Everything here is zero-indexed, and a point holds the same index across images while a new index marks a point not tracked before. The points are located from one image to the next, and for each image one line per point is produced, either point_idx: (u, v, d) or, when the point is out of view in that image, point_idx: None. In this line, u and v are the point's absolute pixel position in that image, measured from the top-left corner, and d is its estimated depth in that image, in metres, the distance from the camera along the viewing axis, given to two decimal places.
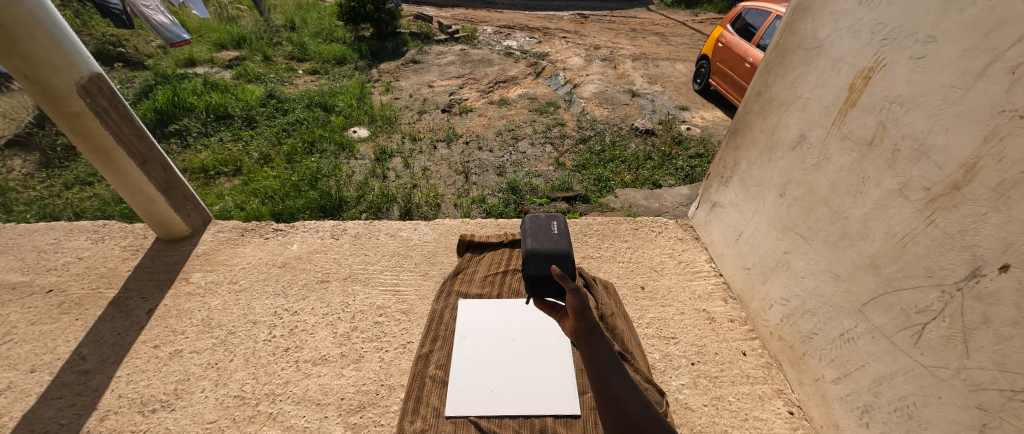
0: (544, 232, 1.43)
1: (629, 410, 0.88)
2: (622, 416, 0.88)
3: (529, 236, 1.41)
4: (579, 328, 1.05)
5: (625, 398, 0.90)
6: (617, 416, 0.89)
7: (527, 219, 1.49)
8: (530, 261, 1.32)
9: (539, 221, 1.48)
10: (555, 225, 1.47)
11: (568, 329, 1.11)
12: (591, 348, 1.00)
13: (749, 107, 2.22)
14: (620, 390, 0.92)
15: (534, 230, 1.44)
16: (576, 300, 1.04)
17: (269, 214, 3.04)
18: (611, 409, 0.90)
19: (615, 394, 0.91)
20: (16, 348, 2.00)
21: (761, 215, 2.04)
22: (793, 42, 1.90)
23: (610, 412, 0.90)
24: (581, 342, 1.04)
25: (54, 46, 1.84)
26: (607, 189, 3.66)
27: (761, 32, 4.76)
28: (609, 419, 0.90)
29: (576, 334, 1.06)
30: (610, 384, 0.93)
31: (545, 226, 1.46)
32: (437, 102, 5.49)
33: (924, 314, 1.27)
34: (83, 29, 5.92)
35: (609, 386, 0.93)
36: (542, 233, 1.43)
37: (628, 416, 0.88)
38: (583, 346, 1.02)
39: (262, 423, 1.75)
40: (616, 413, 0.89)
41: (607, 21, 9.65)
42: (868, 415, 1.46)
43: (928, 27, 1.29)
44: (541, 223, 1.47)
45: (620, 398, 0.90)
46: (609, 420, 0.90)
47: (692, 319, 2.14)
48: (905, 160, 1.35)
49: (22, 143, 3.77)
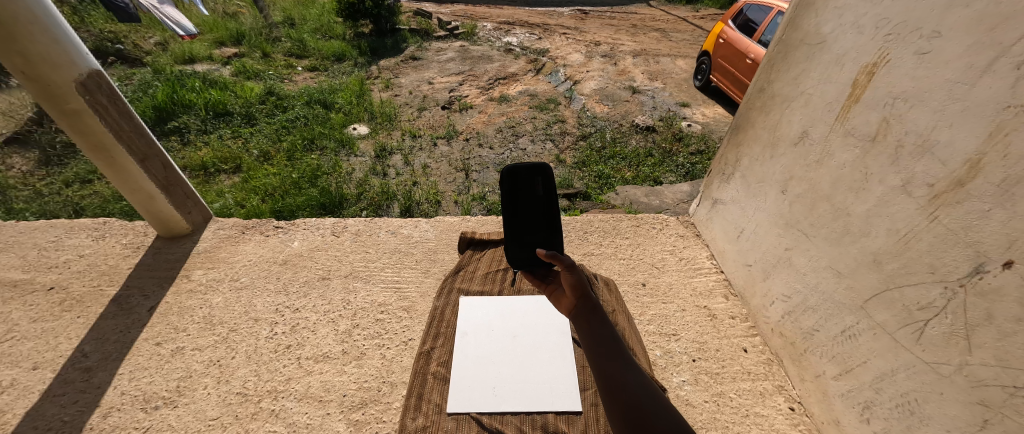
0: (527, 188, 1.30)
1: (635, 395, 0.80)
2: (628, 403, 0.79)
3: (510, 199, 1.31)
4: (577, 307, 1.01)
5: (632, 384, 0.82)
6: (625, 400, 0.80)
7: (506, 171, 1.27)
8: (512, 234, 1.33)
9: (520, 178, 1.28)
10: (539, 181, 1.29)
11: (565, 311, 1.06)
12: (590, 327, 0.94)
13: (751, 103, 2.20)
14: (626, 376, 0.83)
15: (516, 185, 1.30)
16: (573, 276, 1.04)
17: (269, 211, 3.04)
18: (617, 395, 0.81)
19: (621, 378, 0.83)
20: (18, 345, 2.00)
21: (762, 211, 2.04)
22: (796, 38, 1.89)
23: (615, 395, 0.81)
24: (581, 321, 0.97)
25: (53, 43, 1.83)
26: (607, 186, 3.65)
27: (761, 29, 4.75)
28: (612, 404, 0.81)
29: (576, 313, 1.00)
30: (616, 367, 0.85)
31: (534, 176, 1.28)
32: (437, 98, 5.48)
33: (927, 310, 1.27)
34: (81, 26, 5.87)
35: (616, 371, 0.84)
36: (523, 188, 1.30)
37: (636, 400, 0.79)
38: (582, 324, 0.96)
39: (264, 420, 1.75)
40: (623, 396, 0.80)
41: (608, 17, 9.63)
42: (869, 411, 1.47)
43: (934, 22, 1.28)
44: (522, 184, 1.29)
45: (627, 384, 0.82)
46: (613, 406, 0.81)
47: (692, 316, 2.14)
48: (909, 157, 1.34)
49: (22, 141, 3.77)
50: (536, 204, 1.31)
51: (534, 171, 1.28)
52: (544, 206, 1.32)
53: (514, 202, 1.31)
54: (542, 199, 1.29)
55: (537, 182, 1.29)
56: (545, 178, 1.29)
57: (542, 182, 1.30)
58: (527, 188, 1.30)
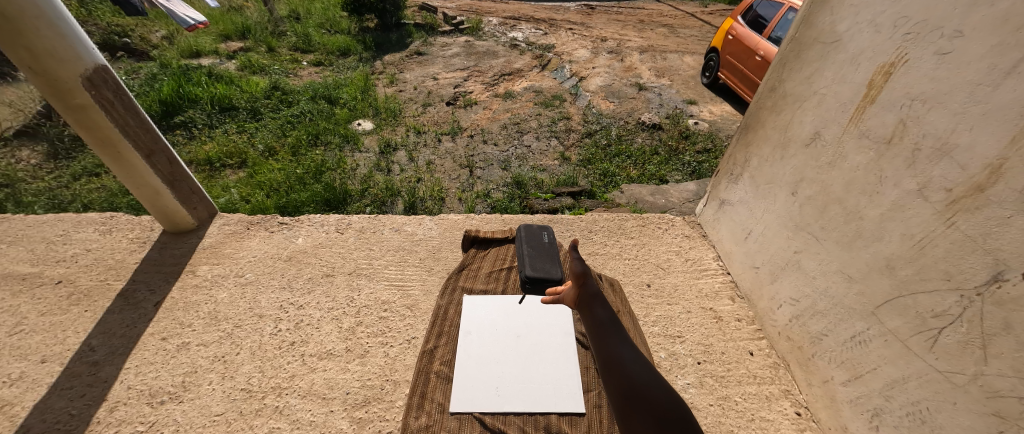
0: (535, 239, 1.93)
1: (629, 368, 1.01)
2: (625, 374, 1.00)
3: (523, 243, 1.90)
4: (582, 297, 1.24)
5: (627, 359, 1.03)
6: (623, 372, 1.01)
7: (522, 229, 1.98)
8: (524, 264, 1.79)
9: (532, 231, 1.97)
10: (545, 236, 1.95)
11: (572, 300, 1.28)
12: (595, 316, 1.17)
13: (762, 102, 2.17)
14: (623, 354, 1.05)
15: (528, 234, 1.96)
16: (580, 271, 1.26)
17: (274, 207, 3.04)
18: (616, 369, 1.03)
19: (619, 354, 1.05)
20: (26, 338, 2.02)
21: (772, 213, 2.00)
22: (810, 36, 1.85)
23: (613, 369, 1.03)
24: (585, 307, 1.22)
25: (59, 38, 1.82)
26: (612, 184, 3.61)
27: (772, 25, 4.68)
28: (613, 376, 1.03)
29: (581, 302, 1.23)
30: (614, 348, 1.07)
31: (537, 233, 1.96)
32: (442, 94, 5.45)
33: (941, 318, 1.24)
34: (88, 19, 5.88)
35: (614, 349, 1.07)
36: (532, 238, 1.93)
37: (630, 374, 1.00)
38: (587, 312, 1.20)
39: (268, 417, 1.75)
40: (620, 371, 1.02)
41: (615, 12, 9.54)
42: (878, 418, 1.44)
43: (956, 21, 1.25)
44: (534, 233, 1.95)
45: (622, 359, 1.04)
46: (613, 376, 1.03)
47: (698, 318, 2.12)
48: (926, 160, 1.31)
49: (31, 134, 3.79)
50: (543, 248, 1.89)
51: (541, 228, 1.99)
52: (548, 250, 1.89)
53: (528, 245, 1.88)
54: (547, 244, 1.92)
55: (542, 235, 1.96)
56: (548, 233, 1.97)
57: (545, 236, 1.96)
58: (535, 237, 1.94)
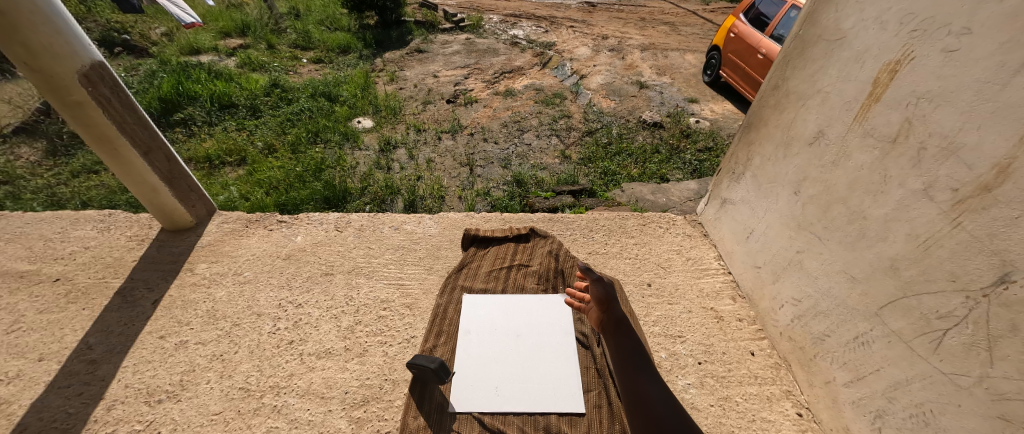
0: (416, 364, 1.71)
1: (655, 408, 1.06)
2: (650, 414, 1.05)
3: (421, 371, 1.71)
4: (609, 324, 1.32)
5: (654, 398, 1.09)
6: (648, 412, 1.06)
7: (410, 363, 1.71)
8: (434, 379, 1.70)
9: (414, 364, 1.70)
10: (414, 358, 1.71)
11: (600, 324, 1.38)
12: (623, 347, 1.24)
13: (765, 101, 2.15)
14: (650, 393, 1.10)
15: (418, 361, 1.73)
16: (605, 293, 1.34)
17: (273, 205, 3.02)
18: (641, 407, 1.08)
19: (645, 394, 1.10)
20: (24, 336, 2.01)
21: (774, 213, 1.99)
22: (814, 34, 1.83)
23: (638, 407, 1.09)
24: (612, 333, 1.31)
25: (54, 34, 1.80)
26: (613, 182, 3.59)
27: (775, 22, 4.66)
28: (637, 414, 1.08)
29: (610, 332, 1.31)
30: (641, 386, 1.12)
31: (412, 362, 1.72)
32: (442, 92, 5.43)
33: (946, 319, 1.23)
34: (87, 16, 5.82)
35: (641, 387, 1.12)
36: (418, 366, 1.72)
37: (657, 415, 1.05)
38: (615, 342, 1.27)
39: (266, 416, 1.74)
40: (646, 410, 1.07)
41: (617, 10, 9.49)
42: (881, 420, 1.43)
43: (964, 18, 1.23)
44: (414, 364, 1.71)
45: (650, 398, 1.09)
46: (639, 414, 1.08)
47: (699, 317, 2.11)
48: (932, 159, 1.29)
49: (29, 131, 3.77)
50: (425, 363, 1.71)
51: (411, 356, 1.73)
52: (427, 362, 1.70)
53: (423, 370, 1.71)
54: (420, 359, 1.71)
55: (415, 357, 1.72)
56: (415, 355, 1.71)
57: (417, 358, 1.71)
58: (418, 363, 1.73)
